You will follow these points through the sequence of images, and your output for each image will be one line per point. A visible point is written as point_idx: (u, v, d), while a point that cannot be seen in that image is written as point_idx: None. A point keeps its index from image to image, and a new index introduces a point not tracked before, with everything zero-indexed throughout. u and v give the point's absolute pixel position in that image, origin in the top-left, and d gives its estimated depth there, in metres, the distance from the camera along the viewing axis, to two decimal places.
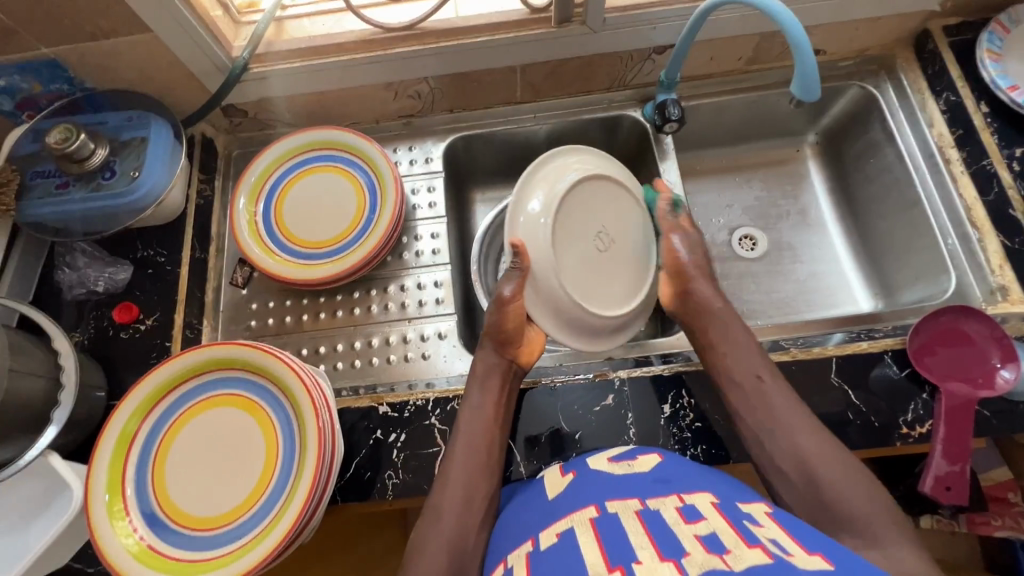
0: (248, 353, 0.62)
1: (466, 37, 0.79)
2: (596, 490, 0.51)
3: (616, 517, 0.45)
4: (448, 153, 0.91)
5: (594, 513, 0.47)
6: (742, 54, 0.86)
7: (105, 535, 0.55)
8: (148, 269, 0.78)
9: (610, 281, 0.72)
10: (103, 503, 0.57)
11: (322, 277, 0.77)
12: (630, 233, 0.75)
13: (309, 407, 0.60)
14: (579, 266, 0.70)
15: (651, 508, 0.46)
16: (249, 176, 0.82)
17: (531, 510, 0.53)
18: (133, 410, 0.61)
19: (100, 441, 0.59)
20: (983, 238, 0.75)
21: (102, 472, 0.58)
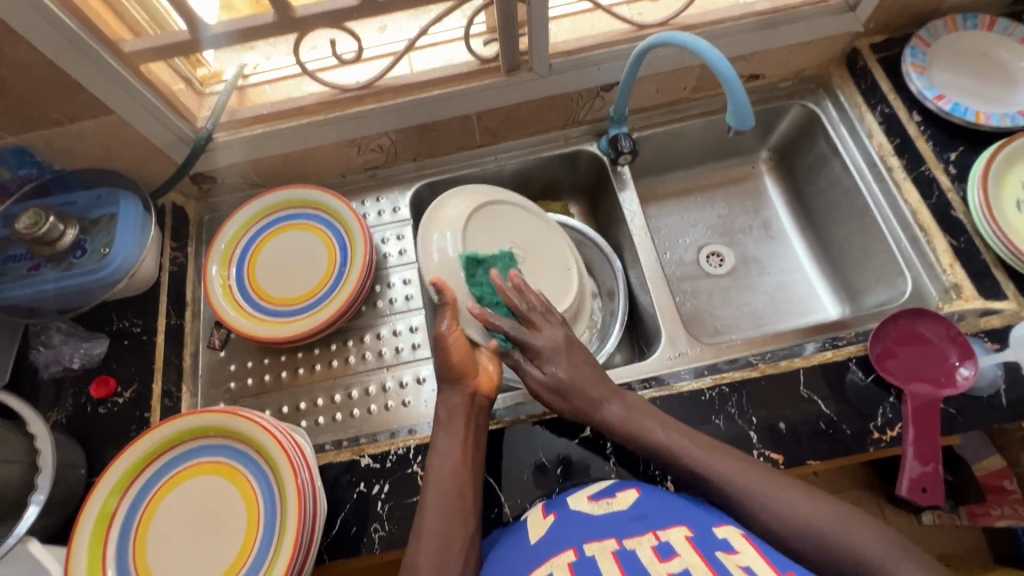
0: (222, 420, 0.63)
1: (422, 92, 0.83)
2: (576, 532, 0.51)
3: (593, 559, 0.46)
4: (416, 199, 0.94)
5: (572, 557, 0.47)
6: (686, 84, 0.91)
7: None
8: (123, 341, 0.79)
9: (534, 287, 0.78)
10: None
11: (297, 333, 0.78)
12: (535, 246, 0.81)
13: (286, 466, 0.60)
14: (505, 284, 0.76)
15: (627, 548, 0.47)
16: (219, 241, 0.84)
17: (512, 557, 0.53)
18: (111, 488, 0.61)
19: (79, 523, 0.58)
20: (931, 239, 0.78)
21: (82, 555, 0.57)
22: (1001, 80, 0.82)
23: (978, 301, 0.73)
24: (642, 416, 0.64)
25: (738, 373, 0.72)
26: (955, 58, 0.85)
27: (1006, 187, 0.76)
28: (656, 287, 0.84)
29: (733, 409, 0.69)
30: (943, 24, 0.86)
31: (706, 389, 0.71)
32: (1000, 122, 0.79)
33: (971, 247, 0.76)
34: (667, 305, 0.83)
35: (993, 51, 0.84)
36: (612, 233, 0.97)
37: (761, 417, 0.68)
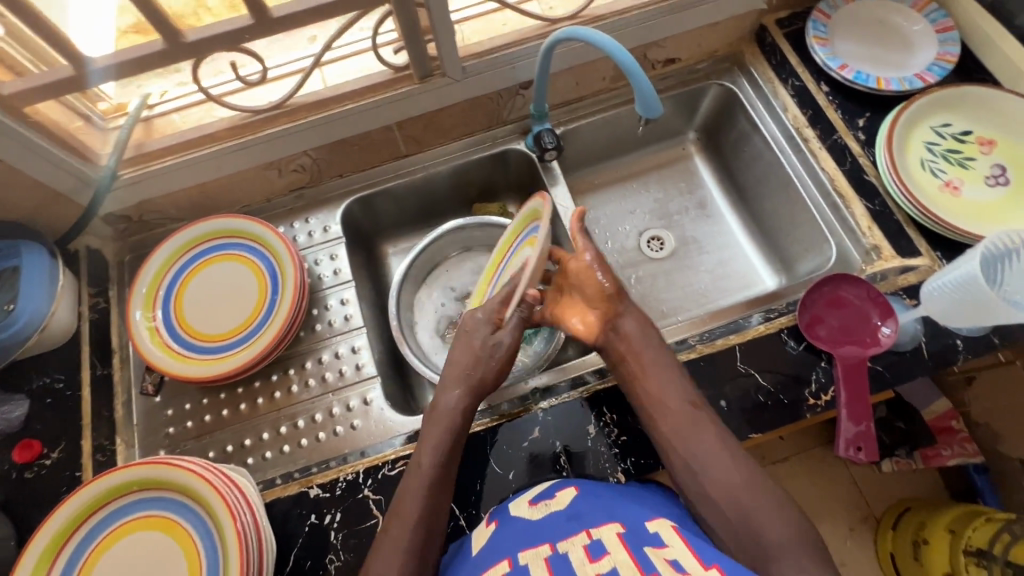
0: (148, 471, 0.61)
1: (336, 106, 0.81)
2: (513, 540, 0.51)
3: (526, 568, 0.46)
4: (347, 216, 0.92)
5: (506, 568, 0.47)
6: (604, 75, 0.91)
7: None
8: (46, 399, 0.75)
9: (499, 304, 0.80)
10: None
11: (233, 369, 0.75)
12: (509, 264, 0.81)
13: (224, 510, 0.59)
14: None
15: (560, 552, 0.46)
16: (139, 285, 0.80)
17: (456, 572, 0.53)
18: (36, 561, 0.58)
19: None
20: (849, 205, 0.81)
21: None
22: (899, 45, 0.86)
23: (896, 260, 0.76)
24: (675, 378, 0.63)
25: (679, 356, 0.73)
26: (855, 28, 0.88)
27: (910, 149, 0.79)
28: None
29: None
30: None
31: None
32: (900, 86, 0.82)
33: (885, 209, 0.79)
34: None
35: (890, 17, 0.87)
36: None
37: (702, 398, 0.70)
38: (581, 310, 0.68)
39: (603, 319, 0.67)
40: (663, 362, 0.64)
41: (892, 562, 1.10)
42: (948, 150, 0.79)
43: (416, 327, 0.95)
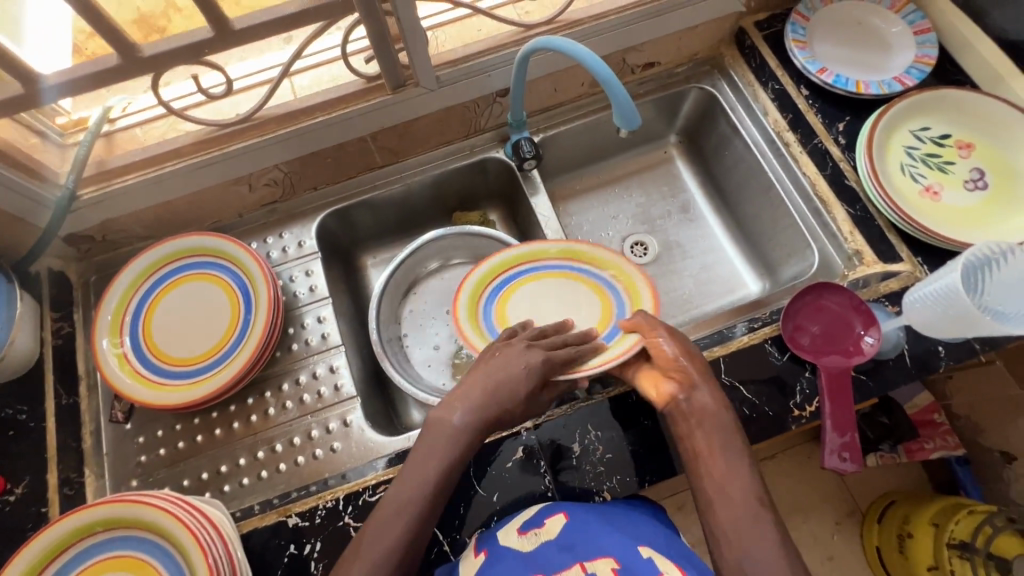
0: (116, 511, 0.59)
1: (306, 119, 0.78)
2: None
3: None
4: (322, 230, 0.89)
5: None
6: (582, 80, 0.89)
7: None
8: (8, 432, 0.71)
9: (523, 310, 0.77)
10: None
11: (206, 394, 0.73)
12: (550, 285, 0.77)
13: (197, 551, 0.57)
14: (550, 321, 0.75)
15: None
16: (103, 312, 0.76)
17: None
18: None
19: None
20: (831, 210, 0.81)
21: None
22: (878, 47, 0.85)
23: (878, 266, 0.75)
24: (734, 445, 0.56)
25: None
26: (834, 30, 0.87)
27: (891, 154, 0.79)
28: None
29: None
30: None
31: (633, 391, 0.71)
32: (879, 90, 0.81)
33: (867, 214, 0.79)
34: None
35: (868, 19, 0.86)
36: (531, 238, 0.95)
37: None
38: (656, 389, 0.64)
39: (678, 387, 0.62)
40: (737, 453, 0.55)
41: (879, 558, 1.11)
42: (928, 154, 0.79)
43: (397, 341, 0.93)
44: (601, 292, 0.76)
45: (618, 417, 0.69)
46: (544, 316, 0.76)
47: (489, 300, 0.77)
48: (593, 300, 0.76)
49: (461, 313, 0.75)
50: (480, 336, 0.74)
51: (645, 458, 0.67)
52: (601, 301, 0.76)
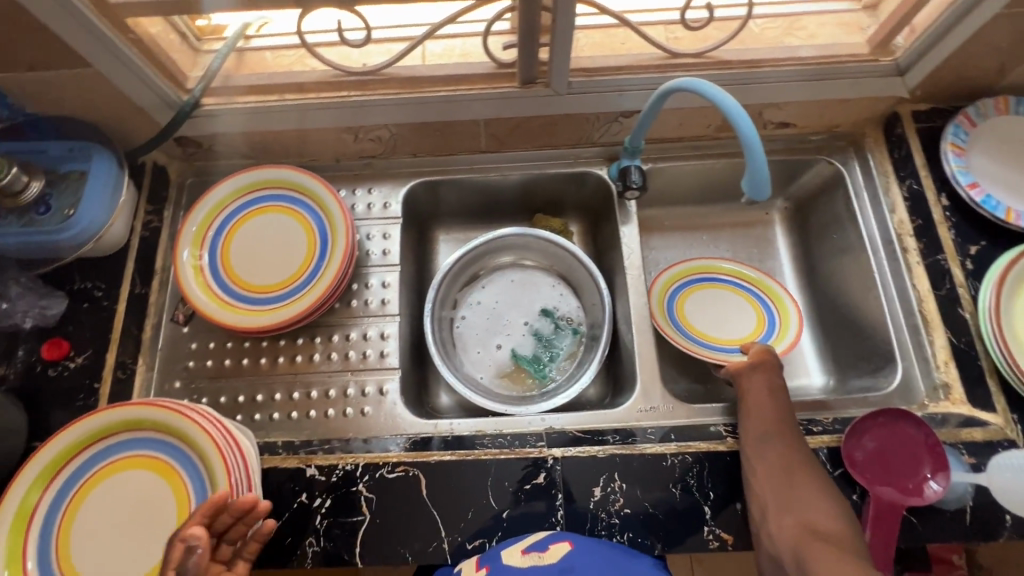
0: (160, 415, 0.61)
1: (431, 88, 0.78)
2: None
3: None
4: (410, 198, 0.90)
5: None
6: (711, 122, 0.85)
7: None
8: (83, 303, 0.76)
9: (720, 302, 0.91)
10: None
11: (264, 325, 0.75)
12: (734, 318, 0.90)
13: (222, 472, 0.59)
14: (710, 318, 0.90)
15: None
16: (190, 223, 0.79)
17: None
18: (31, 482, 0.59)
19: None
20: (932, 334, 0.75)
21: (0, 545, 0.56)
22: None
23: (964, 407, 0.70)
24: (778, 397, 0.69)
25: (706, 444, 0.69)
26: (999, 145, 0.80)
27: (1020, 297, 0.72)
28: (641, 332, 0.81)
29: (693, 480, 0.67)
30: (994, 104, 0.80)
31: (669, 455, 0.69)
32: None
33: (970, 350, 0.73)
34: (648, 355, 0.79)
35: None
36: (608, 262, 0.93)
37: (719, 494, 0.66)
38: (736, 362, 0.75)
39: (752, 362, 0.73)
40: (779, 405, 0.68)
41: None
42: None
43: (446, 323, 0.94)
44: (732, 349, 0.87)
45: (647, 475, 0.67)
46: (720, 317, 0.90)
47: (740, 286, 0.92)
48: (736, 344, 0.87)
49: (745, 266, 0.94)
50: (690, 268, 0.93)
51: (665, 524, 0.65)
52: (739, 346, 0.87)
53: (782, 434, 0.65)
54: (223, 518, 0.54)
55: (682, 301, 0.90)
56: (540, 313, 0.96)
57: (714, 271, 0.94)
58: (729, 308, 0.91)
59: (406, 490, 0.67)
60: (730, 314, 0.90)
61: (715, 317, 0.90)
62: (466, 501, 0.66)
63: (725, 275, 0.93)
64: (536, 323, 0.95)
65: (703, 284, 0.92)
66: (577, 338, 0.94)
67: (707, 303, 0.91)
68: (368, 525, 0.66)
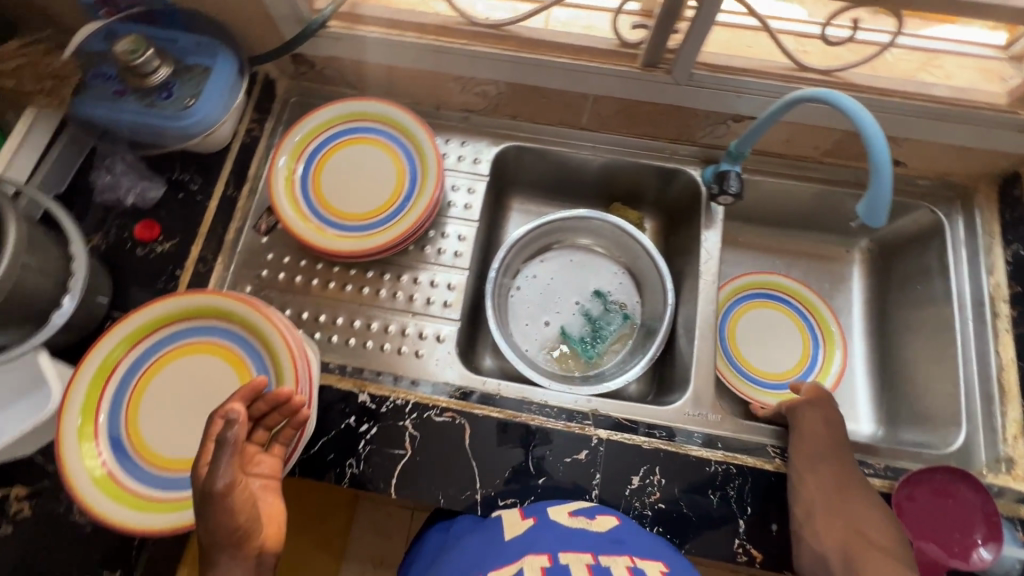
0: (245, 311, 0.63)
1: (548, 53, 0.77)
2: (553, 538, 0.51)
3: (567, 569, 0.46)
4: (500, 159, 0.90)
5: (545, 562, 0.47)
6: (820, 144, 0.83)
7: (70, 451, 0.57)
8: (178, 193, 0.79)
9: (781, 339, 0.94)
10: (75, 424, 0.58)
11: (340, 250, 0.77)
12: (770, 358, 0.93)
13: (291, 378, 0.61)
14: (755, 340, 0.94)
15: (602, 565, 0.47)
16: (295, 133, 0.82)
17: (483, 548, 0.52)
18: (118, 341, 0.61)
19: (82, 364, 0.60)
20: (1006, 406, 0.73)
21: (80, 393, 0.59)
22: None
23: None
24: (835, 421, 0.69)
25: (752, 460, 0.69)
26: None
27: None
28: (702, 339, 0.80)
29: (733, 491, 0.67)
30: None
31: (714, 462, 0.68)
32: None
33: None
34: (704, 363, 0.79)
35: None
36: (678, 264, 0.92)
37: (756, 512, 0.66)
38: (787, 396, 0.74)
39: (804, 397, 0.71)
40: (835, 428, 0.68)
41: None
42: None
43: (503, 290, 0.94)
44: (743, 362, 0.92)
45: (688, 476, 0.67)
46: (767, 346, 0.94)
47: (807, 341, 0.94)
48: (751, 367, 0.91)
49: (837, 329, 0.95)
50: (801, 296, 0.96)
51: (697, 528, 0.65)
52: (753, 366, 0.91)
53: (836, 456, 0.66)
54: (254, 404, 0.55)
55: (756, 306, 0.96)
56: (593, 294, 0.96)
57: (815, 318, 0.95)
58: (780, 349, 0.93)
59: (450, 436, 0.68)
60: (775, 351, 0.93)
61: (768, 333, 0.94)
62: (505, 460, 0.67)
63: (813, 325, 0.95)
64: (587, 302, 0.96)
65: (794, 314, 0.95)
66: (625, 324, 0.94)
67: (773, 329, 0.95)
68: (407, 460, 0.67)
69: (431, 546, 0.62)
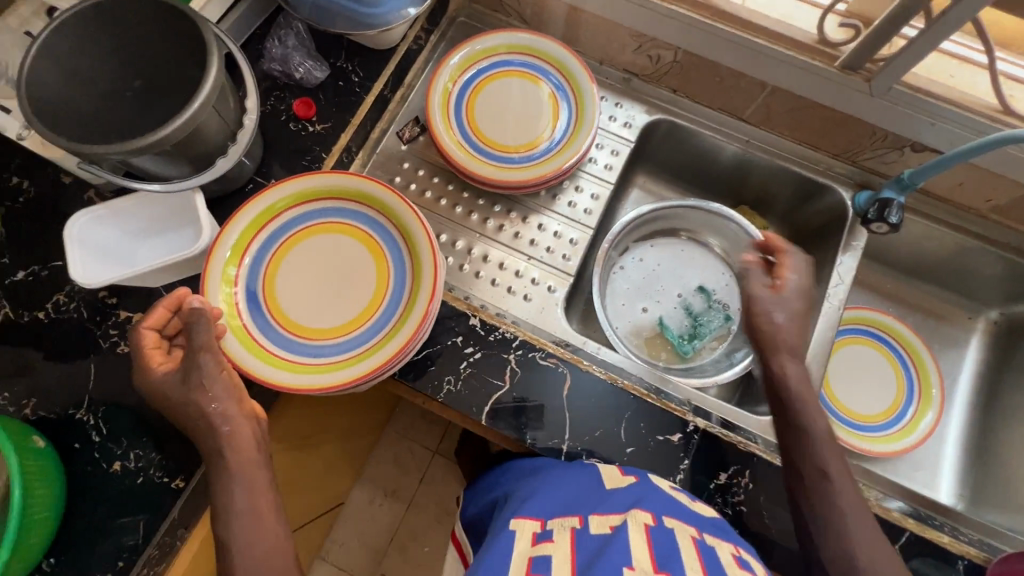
0: (404, 211, 0.62)
1: (741, 31, 0.72)
2: (657, 502, 0.55)
3: (671, 533, 0.50)
4: (649, 128, 0.87)
5: (649, 521, 0.52)
6: (992, 198, 0.79)
7: (214, 282, 0.59)
8: (338, 80, 0.79)
9: (877, 388, 0.92)
10: (223, 259, 0.60)
11: (479, 175, 0.77)
12: (860, 401, 0.91)
13: (427, 290, 0.60)
14: (851, 379, 0.93)
15: (707, 542, 0.51)
16: (474, 43, 0.81)
17: (587, 489, 0.58)
18: (280, 197, 0.63)
19: (244, 207, 0.61)
20: None
21: (234, 232, 0.61)
22: None
23: None
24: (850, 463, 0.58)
25: None
26: None
27: None
28: (811, 361, 0.78)
29: None
30: None
31: None
32: None
33: None
34: (808, 385, 0.76)
35: None
36: None
37: None
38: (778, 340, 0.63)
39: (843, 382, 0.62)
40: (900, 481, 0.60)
41: None
42: None
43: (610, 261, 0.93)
44: (833, 394, 0.91)
45: (778, 489, 0.65)
46: (863, 389, 0.92)
47: (902, 399, 0.91)
48: (842, 402, 0.91)
49: (938, 401, 0.91)
50: (918, 356, 0.93)
51: (773, 540, 0.64)
52: (842, 400, 0.91)
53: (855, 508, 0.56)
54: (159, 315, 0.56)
55: (867, 347, 0.94)
56: (696, 289, 0.93)
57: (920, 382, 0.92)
58: (873, 396, 0.92)
59: (550, 381, 0.68)
60: (867, 396, 0.92)
61: (864, 372, 0.93)
62: (598, 420, 0.67)
63: (916, 388, 0.92)
64: (689, 297, 0.93)
65: (902, 369, 0.93)
66: (724, 325, 0.91)
67: (875, 375, 0.93)
68: (504, 393, 0.67)
69: (512, 477, 0.66)
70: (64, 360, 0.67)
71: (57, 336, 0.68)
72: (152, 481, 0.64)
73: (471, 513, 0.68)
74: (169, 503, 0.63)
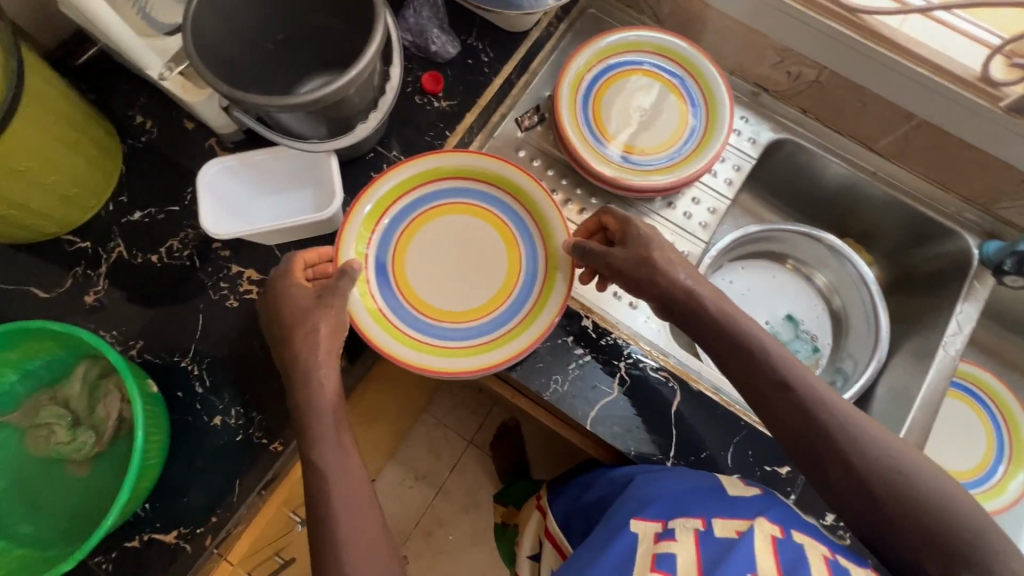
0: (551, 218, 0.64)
1: (901, 58, 0.68)
2: (785, 513, 0.53)
3: (802, 549, 0.48)
4: (772, 147, 0.85)
5: (778, 532, 0.49)
6: None
7: (351, 235, 0.61)
8: (468, 58, 0.77)
9: (968, 444, 0.88)
10: (363, 214, 0.63)
11: (601, 173, 0.75)
12: (951, 456, 0.88)
13: (556, 303, 0.62)
14: (943, 432, 0.89)
15: (840, 563, 0.48)
16: (612, 36, 0.79)
17: (708, 491, 0.56)
18: (430, 168, 0.65)
19: (395, 170, 0.64)
20: None
21: (380, 191, 0.63)
22: None
23: None
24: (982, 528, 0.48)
25: None
26: None
27: None
28: (919, 411, 0.75)
29: None
30: None
31: None
32: None
33: None
34: (912, 436, 0.74)
35: None
36: (900, 325, 0.86)
37: None
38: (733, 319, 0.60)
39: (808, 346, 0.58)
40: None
41: None
42: None
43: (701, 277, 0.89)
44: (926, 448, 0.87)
45: None
46: (955, 445, 0.88)
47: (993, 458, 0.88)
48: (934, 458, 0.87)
49: None
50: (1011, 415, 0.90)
51: None
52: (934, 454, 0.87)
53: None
54: (316, 253, 0.58)
55: (962, 402, 0.90)
56: (784, 317, 0.90)
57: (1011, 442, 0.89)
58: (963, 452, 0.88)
59: (659, 395, 0.66)
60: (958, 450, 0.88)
61: (957, 427, 0.89)
62: (706, 440, 0.65)
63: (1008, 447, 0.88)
64: (777, 324, 0.89)
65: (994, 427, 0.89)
66: (811, 356, 0.88)
67: (967, 431, 0.89)
68: (611, 400, 0.65)
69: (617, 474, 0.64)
70: (172, 306, 0.66)
71: (167, 282, 0.67)
72: (251, 441, 0.63)
73: (575, 504, 0.68)
74: (266, 463, 0.63)
